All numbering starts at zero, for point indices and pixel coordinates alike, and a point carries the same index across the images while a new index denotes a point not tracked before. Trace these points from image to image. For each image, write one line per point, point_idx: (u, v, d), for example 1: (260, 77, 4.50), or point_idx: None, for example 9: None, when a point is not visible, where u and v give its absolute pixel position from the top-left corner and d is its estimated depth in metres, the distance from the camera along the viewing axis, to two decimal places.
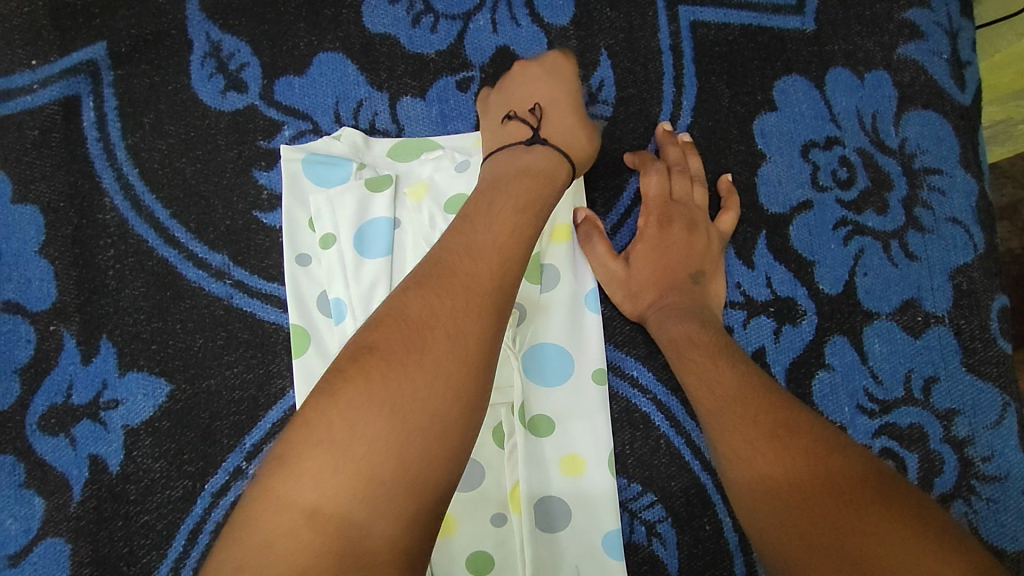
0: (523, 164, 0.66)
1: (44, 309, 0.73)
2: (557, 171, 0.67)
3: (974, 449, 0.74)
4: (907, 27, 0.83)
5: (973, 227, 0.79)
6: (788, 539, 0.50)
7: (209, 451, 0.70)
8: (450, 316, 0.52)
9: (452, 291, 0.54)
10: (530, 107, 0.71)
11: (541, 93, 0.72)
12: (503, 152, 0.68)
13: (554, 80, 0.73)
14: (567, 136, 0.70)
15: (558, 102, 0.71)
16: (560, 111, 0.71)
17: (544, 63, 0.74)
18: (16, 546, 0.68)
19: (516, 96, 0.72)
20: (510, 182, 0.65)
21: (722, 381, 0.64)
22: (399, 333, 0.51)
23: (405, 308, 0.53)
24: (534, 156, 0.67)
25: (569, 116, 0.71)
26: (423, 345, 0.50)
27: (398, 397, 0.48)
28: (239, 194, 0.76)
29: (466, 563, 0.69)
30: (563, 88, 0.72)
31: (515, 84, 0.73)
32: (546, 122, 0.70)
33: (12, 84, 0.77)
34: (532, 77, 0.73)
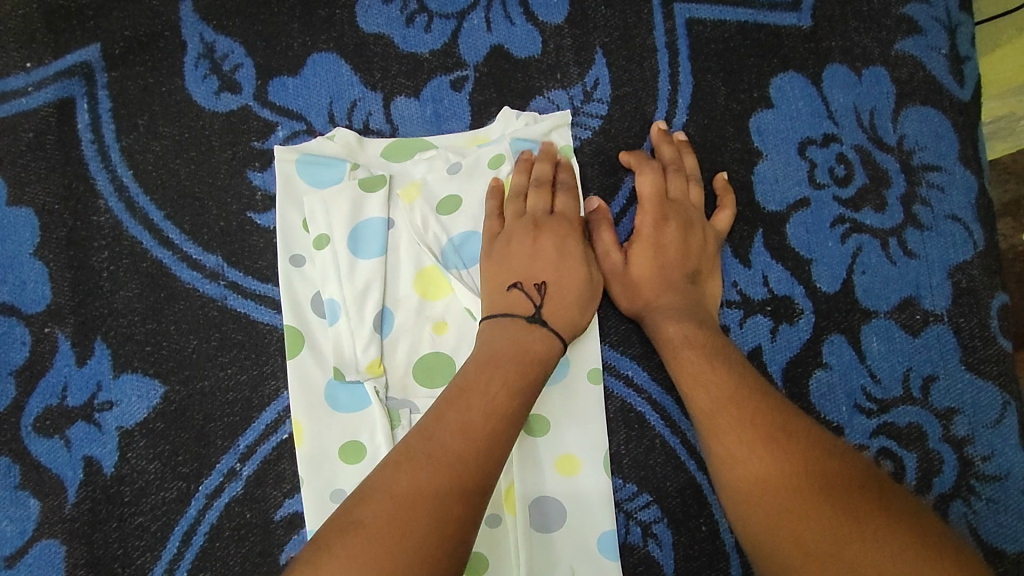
0: (520, 346, 0.64)
1: (39, 311, 0.73)
2: (551, 353, 0.65)
3: (974, 449, 0.74)
4: (905, 22, 0.82)
5: (972, 224, 0.78)
6: (785, 546, 0.50)
7: (203, 452, 0.70)
8: (436, 486, 0.52)
9: (441, 469, 0.53)
10: (535, 280, 0.68)
11: (547, 268, 0.68)
12: (498, 326, 0.65)
13: (559, 249, 0.70)
14: (567, 315, 0.68)
15: (563, 277, 0.68)
16: (565, 284, 0.68)
17: (552, 231, 0.71)
18: (12, 547, 0.68)
19: (519, 265, 0.69)
20: (500, 365, 0.62)
21: (717, 381, 0.63)
22: (387, 505, 0.51)
23: (392, 479, 0.53)
24: (531, 338, 0.65)
25: (573, 292, 0.68)
26: (411, 521, 0.50)
27: (379, 567, 0.47)
28: (234, 196, 0.76)
29: None
30: (571, 260, 0.69)
31: (519, 250, 0.69)
32: (548, 298, 0.67)
33: (7, 87, 0.77)
34: (539, 247, 0.69)
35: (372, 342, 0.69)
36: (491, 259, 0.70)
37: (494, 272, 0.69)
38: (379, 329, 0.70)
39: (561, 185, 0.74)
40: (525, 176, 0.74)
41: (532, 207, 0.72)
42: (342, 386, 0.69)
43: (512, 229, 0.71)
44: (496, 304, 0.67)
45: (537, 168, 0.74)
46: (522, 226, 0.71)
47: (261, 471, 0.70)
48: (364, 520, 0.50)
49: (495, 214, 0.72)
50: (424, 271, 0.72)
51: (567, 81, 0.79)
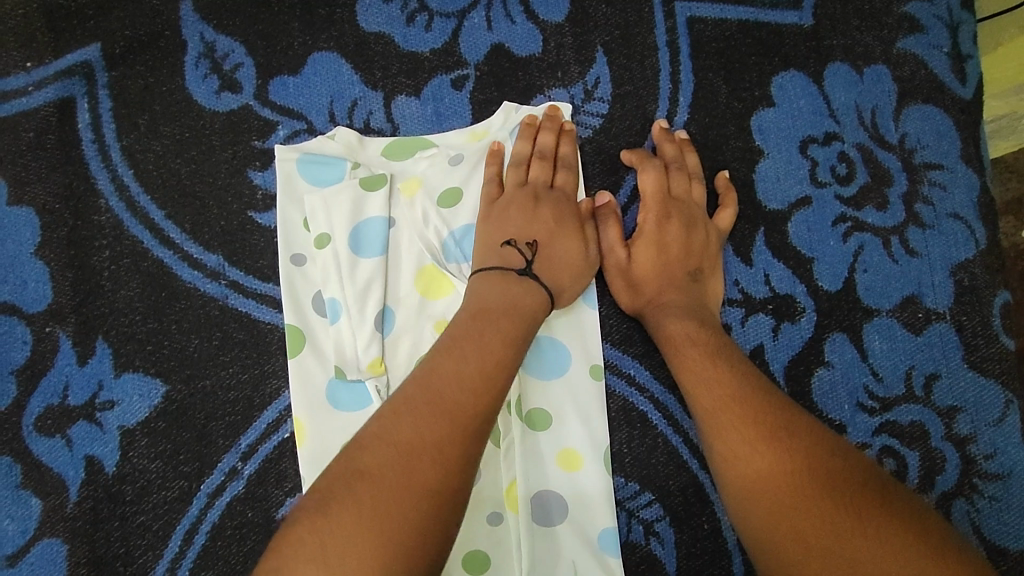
0: (511, 300, 0.65)
1: (41, 310, 0.73)
2: (540, 308, 0.67)
3: (976, 447, 0.73)
4: (907, 20, 0.82)
5: (974, 222, 0.78)
6: (785, 542, 0.50)
7: (205, 451, 0.70)
8: (437, 434, 0.53)
9: (439, 417, 0.54)
10: (529, 240, 0.70)
11: (541, 229, 0.70)
12: (491, 279, 0.67)
13: (556, 217, 0.72)
14: (557, 277, 0.69)
15: (556, 237, 0.71)
16: (558, 248, 0.70)
17: (551, 201, 0.73)
18: (14, 546, 0.68)
19: (515, 224, 0.70)
20: (493, 315, 0.63)
21: (719, 380, 0.63)
22: (390, 452, 0.52)
23: (395, 424, 0.54)
24: (521, 291, 0.66)
25: (566, 260, 0.70)
26: (416, 468, 0.51)
27: (386, 515, 0.48)
28: (234, 195, 0.75)
29: (463, 564, 0.68)
30: (566, 230, 0.71)
31: (516, 213, 0.71)
32: (540, 259, 0.69)
33: (7, 87, 0.77)
34: (536, 212, 0.71)
35: (374, 341, 0.69)
36: (487, 219, 0.71)
37: (488, 229, 0.71)
38: (380, 328, 0.69)
39: (562, 160, 0.75)
40: (529, 144, 0.75)
41: (533, 176, 0.74)
42: (342, 385, 0.70)
43: (511, 195, 0.72)
44: (488, 260, 0.69)
45: (540, 137, 0.76)
46: (521, 193, 0.72)
47: (262, 470, 0.70)
48: (375, 461, 0.51)
49: (494, 177, 0.74)
50: (425, 268, 0.72)
51: (568, 80, 0.79)
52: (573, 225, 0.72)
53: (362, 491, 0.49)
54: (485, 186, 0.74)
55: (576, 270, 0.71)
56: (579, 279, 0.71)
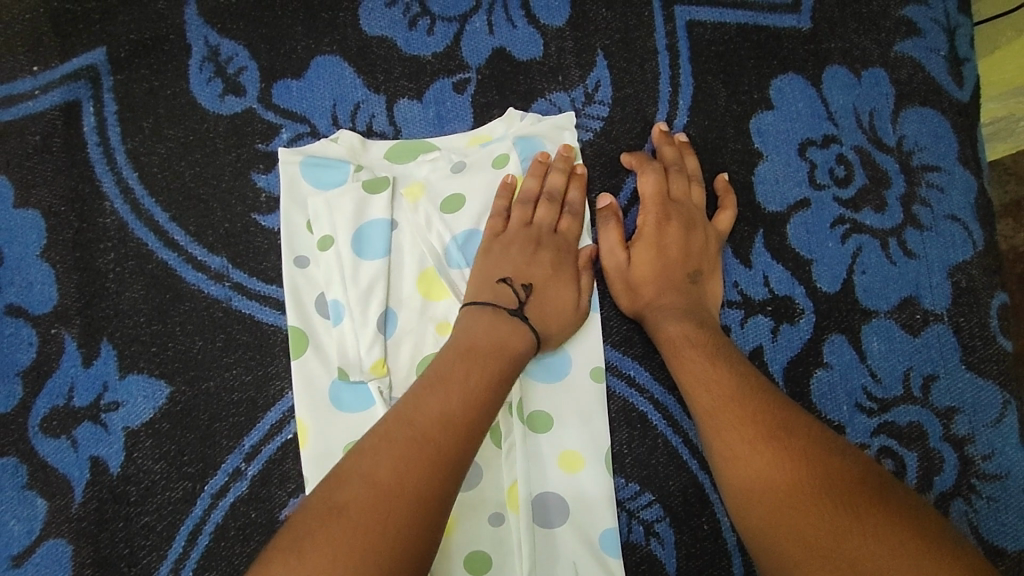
0: (498, 340, 0.65)
1: (46, 312, 0.73)
2: (524, 353, 0.66)
3: (974, 448, 0.74)
4: (904, 24, 0.83)
5: (972, 224, 0.79)
6: (786, 539, 0.50)
7: (209, 452, 0.71)
8: (413, 476, 0.53)
9: (416, 458, 0.54)
10: (524, 282, 0.70)
11: (539, 271, 0.71)
12: (483, 319, 0.67)
13: (555, 261, 0.72)
14: (548, 321, 0.69)
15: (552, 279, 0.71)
16: (552, 292, 0.70)
17: (552, 247, 0.73)
18: (19, 546, 0.69)
19: (514, 263, 0.71)
20: (480, 356, 0.63)
21: (719, 381, 0.64)
22: (367, 491, 0.52)
23: (372, 463, 0.54)
24: (510, 331, 0.66)
25: (559, 308, 0.70)
26: (391, 509, 0.51)
27: (361, 555, 0.48)
28: (238, 198, 0.76)
29: (464, 564, 0.69)
30: (563, 276, 0.72)
31: (515, 253, 0.71)
32: (533, 302, 0.69)
33: (13, 90, 0.78)
34: (535, 255, 0.71)
35: (376, 342, 0.69)
36: (486, 255, 0.71)
37: (486, 264, 0.71)
38: (383, 329, 0.70)
39: (569, 206, 0.75)
40: (538, 182, 0.75)
41: (539, 219, 0.74)
42: (347, 387, 0.70)
43: (513, 234, 0.73)
44: (481, 294, 0.69)
45: (550, 176, 0.75)
46: (524, 234, 0.72)
47: (266, 471, 0.71)
48: (379, 463, 0.54)
49: (502, 212, 0.74)
50: (427, 271, 0.73)
51: (569, 83, 0.80)
52: (570, 272, 0.72)
53: (336, 528, 0.50)
54: (492, 219, 0.74)
55: (566, 319, 0.71)
56: (567, 326, 0.71)
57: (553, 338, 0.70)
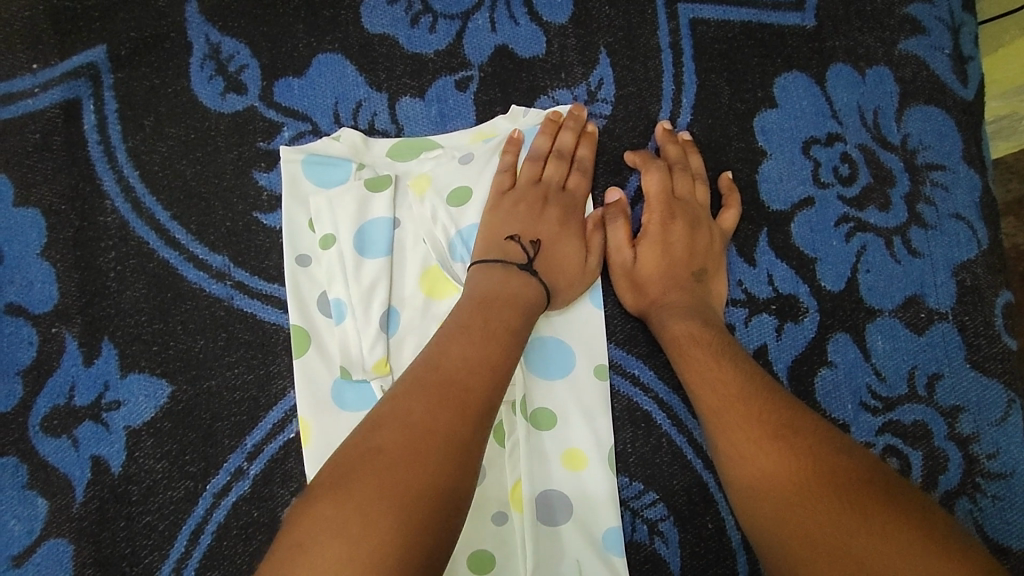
0: (510, 292, 0.67)
1: (47, 311, 0.73)
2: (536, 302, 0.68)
3: (979, 447, 0.74)
4: (908, 22, 0.83)
5: (976, 223, 0.79)
6: (792, 538, 0.50)
7: (211, 451, 0.71)
8: (440, 428, 0.53)
9: (441, 411, 0.54)
10: (534, 239, 0.71)
11: (547, 228, 0.72)
12: (494, 275, 0.68)
13: (562, 219, 0.73)
14: (557, 277, 0.71)
15: (560, 235, 0.72)
16: (561, 248, 0.72)
17: (560, 203, 0.74)
18: (20, 546, 0.69)
19: (523, 220, 0.72)
20: (494, 305, 0.65)
21: (724, 379, 0.63)
22: (397, 441, 0.51)
23: (397, 417, 0.53)
24: (521, 284, 0.68)
25: (571, 268, 0.72)
26: (428, 457, 0.51)
27: (397, 505, 0.48)
28: (240, 196, 0.76)
29: (468, 563, 0.69)
30: (571, 233, 0.73)
31: (525, 210, 0.72)
32: (542, 257, 0.71)
33: (13, 88, 0.77)
34: (544, 212, 0.73)
35: (379, 342, 0.69)
36: (495, 212, 0.72)
37: (495, 221, 0.72)
38: (386, 328, 0.70)
39: (578, 163, 0.76)
40: (548, 141, 0.76)
41: (548, 175, 0.75)
42: (348, 384, 0.70)
43: (523, 191, 0.74)
44: (491, 250, 0.70)
45: (560, 135, 0.76)
46: (533, 191, 0.74)
47: (268, 470, 0.70)
48: (412, 406, 0.54)
49: (511, 168, 0.75)
50: (430, 269, 0.73)
51: (572, 81, 0.80)
52: (578, 230, 0.74)
53: (369, 480, 0.49)
54: (499, 175, 0.74)
55: (577, 277, 0.72)
56: (577, 283, 0.72)
57: (563, 296, 0.72)
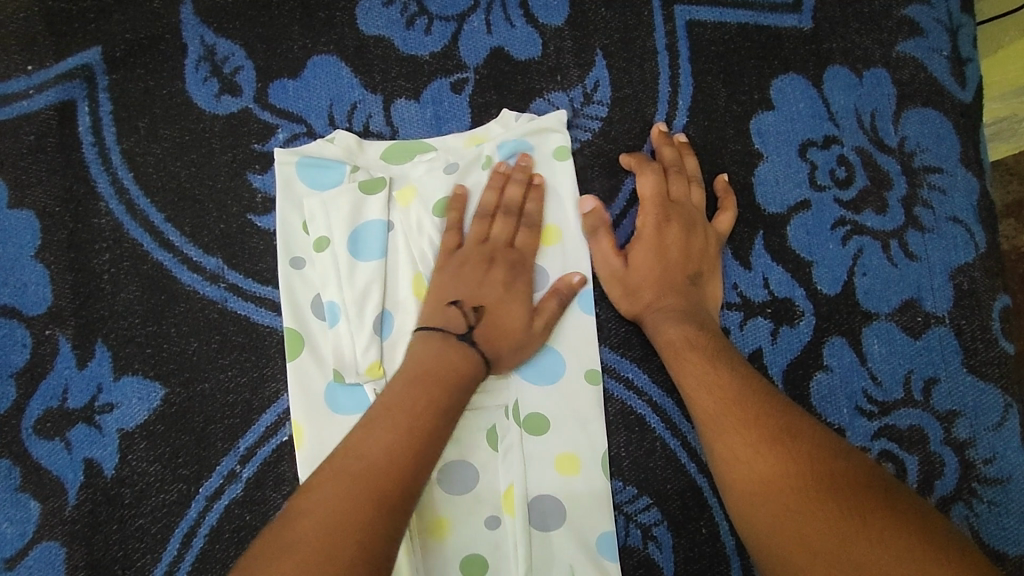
0: (447, 367, 0.64)
1: (41, 314, 0.73)
2: (475, 376, 0.65)
3: (975, 451, 0.73)
4: (906, 24, 0.82)
5: (974, 226, 0.78)
6: (791, 544, 0.50)
7: (204, 454, 0.70)
8: (407, 449, 0.57)
9: (406, 440, 0.58)
10: (477, 306, 0.68)
11: (489, 294, 0.69)
12: (433, 347, 0.65)
13: (506, 281, 0.70)
14: (498, 345, 0.68)
15: (504, 296, 0.70)
16: (503, 314, 0.69)
17: (506, 259, 0.71)
18: (13, 549, 0.69)
19: (466, 285, 0.69)
20: (429, 382, 0.62)
21: (721, 383, 0.63)
22: (367, 466, 0.55)
23: (369, 444, 0.57)
24: (459, 357, 0.65)
25: (513, 334, 0.69)
26: (395, 488, 0.55)
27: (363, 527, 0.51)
28: (234, 198, 0.76)
29: (460, 566, 0.69)
30: (518, 297, 0.70)
31: (478, 274, 0.70)
32: (484, 325, 0.68)
33: (8, 90, 0.77)
34: (489, 275, 0.70)
35: (373, 344, 0.69)
36: (441, 274, 0.70)
37: (440, 286, 0.70)
38: (379, 331, 0.70)
39: (525, 219, 0.74)
40: (496, 196, 0.74)
41: (495, 235, 0.73)
42: (342, 388, 0.70)
43: (468, 252, 0.71)
44: (433, 319, 0.68)
45: (508, 189, 0.74)
46: (479, 253, 0.71)
47: (260, 473, 0.70)
48: (384, 422, 0.59)
49: (456, 227, 0.73)
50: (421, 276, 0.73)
51: (568, 83, 0.79)
52: (526, 293, 0.71)
53: (337, 498, 0.53)
54: (447, 233, 0.73)
55: (522, 343, 0.69)
56: (522, 349, 0.69)
57: (506, 362, 0.69)
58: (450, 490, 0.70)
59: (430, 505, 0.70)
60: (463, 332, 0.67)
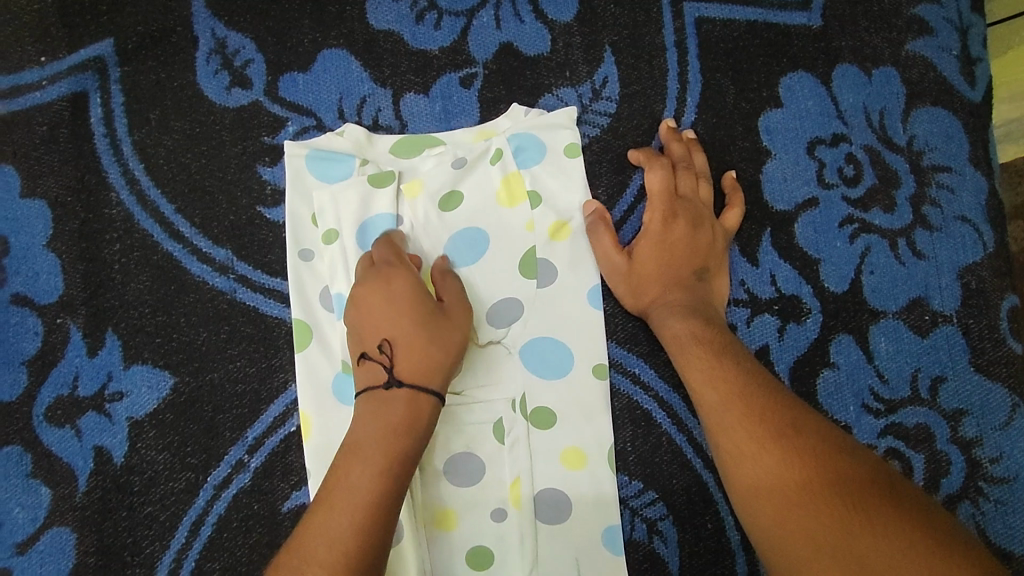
0: (375, 421, 0.61)
1: (52, 302, 0.74)
2: (406, 395, 0.62)
3: (982, 451, 0.73)
4: (916, 22, 0.82)
5: (982, 225, 0.78)
6: (792, 539, 0.50)
7: (212, 444, 0.71)
8: (391, 453, 0.59)
9: (376, 458, 0.59)
10: (378, 341, 0.64)
11: (366, 333, 0.65)
12: (373, 408, 0.62)
13: (379, 295, 0.66)
14: (416, 348, 0.63)
15: (375, 316, 0.65)
16: (390, 321, 0.65)
17: (373, 280, 0.67)
18: (23, 534, 0.69)
19: (366, 330, 0.66)
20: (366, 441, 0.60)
21: (726, 377, 0.63)
22: (356, 488, 0.57)
23: (347, 469, 0.58)
24: (383, 405, 0.61)
25: (418, 337, 0.64)
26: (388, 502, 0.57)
27: (357, 548, 0.54)
28: (244, 190, 0.76)
29: (466, 558, 0.69)
30: (402, 308, 0.65)
31: (369, 306, 0.66)
32: (396, 350, 0.64)
33: (22, 81, 0.78)
34: (367, 305, 0.66)
35: None
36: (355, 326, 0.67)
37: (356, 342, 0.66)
38: None
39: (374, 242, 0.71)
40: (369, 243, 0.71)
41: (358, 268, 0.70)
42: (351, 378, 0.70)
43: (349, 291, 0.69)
44: (363, 382, 0.64)
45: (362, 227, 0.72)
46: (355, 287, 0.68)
47: (269, 463, 0.71)
48: (368, 436, 0.60)
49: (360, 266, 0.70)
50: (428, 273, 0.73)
51: (576, 79, 0.80)
52: (411, 292, 0.66)
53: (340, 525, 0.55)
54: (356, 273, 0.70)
55: (437, 334, 0.65)
56: (450, 325, 0.66)
57: (445, 346, 0.65)
58: (456, 482, 0.70)
59: (437, 497, 0.70)
60: (383, 380, 0.63)
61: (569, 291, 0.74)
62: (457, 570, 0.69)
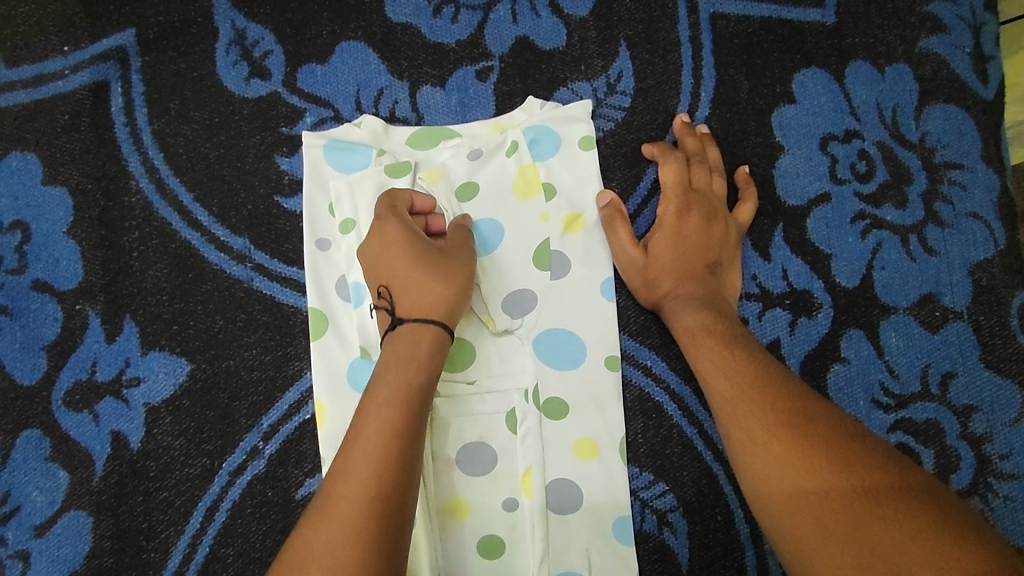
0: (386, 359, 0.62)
1: (71, 288, 0.75)
2: (408, 334, 0.63)
3: (992, 447, 0.74)
4: (930, 20, 0.83)
5: (994, 223, 0.79)
6: (803, 526, 0.51)
7: (228, 430, 0.72)
8: (399, 417, 0.58)
9: (375, 450, 0.56)
10: (381, 288, 0.67)
11: (374, 281, 0.68)
12: (383, 349, 0.64)
13: (381, 243, 0.68)
14: (411, 287, 0.65)
15: (378, 265, 0.67)
16: (388, 264, 0.67)
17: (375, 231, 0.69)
18: (42, 517, 0.70)
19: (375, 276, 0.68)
20: (375, 391, 0.60)
21: (736, 367, 0.64)
22: (364, 451, 0.56)
23: (349, 459, 0.56)
24: (392, 343, 0.63)
25: (413, 276, 0.65)
26: (397, 459, 0.56)
27: (370, 505, 0.53)
28: (261, 179, 0.77)
29: (477, 546, 0.70)
30: (396, 249, 0.67)
31: (367, 253, 0.69)
32: (396, 294, 0.66)
33: (44, 70, 0.79)
34: (373, 254, 0.68)
35: None
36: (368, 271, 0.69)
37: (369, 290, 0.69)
38: None
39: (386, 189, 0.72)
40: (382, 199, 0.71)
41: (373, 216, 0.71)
42: (368, 366, 0.71)
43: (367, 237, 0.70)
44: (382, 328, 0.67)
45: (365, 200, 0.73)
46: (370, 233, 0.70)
47: (283, 450, 0.71)
48: (376, 399, 0.59)
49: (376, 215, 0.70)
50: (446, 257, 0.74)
51: (591, 73, 0.80)
52: (410, 237, 0.68)
53: (352, 488, 0.54)
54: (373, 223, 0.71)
55: (436, 266, 0.66)
56: (443, 263, 0.67)
57: (438, 279, 0.66)
58: (468, 471, 0.71)
59: (449, 486, 0.71)
60: (389, 324, 0.65)
61: (583, 284, 0.75)
62: (469, 559, 0.70)
